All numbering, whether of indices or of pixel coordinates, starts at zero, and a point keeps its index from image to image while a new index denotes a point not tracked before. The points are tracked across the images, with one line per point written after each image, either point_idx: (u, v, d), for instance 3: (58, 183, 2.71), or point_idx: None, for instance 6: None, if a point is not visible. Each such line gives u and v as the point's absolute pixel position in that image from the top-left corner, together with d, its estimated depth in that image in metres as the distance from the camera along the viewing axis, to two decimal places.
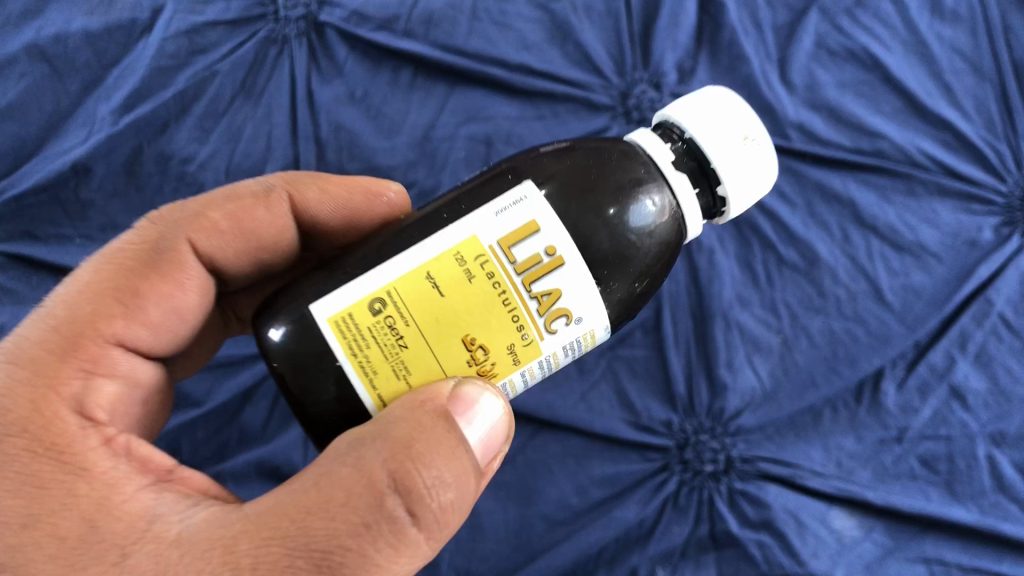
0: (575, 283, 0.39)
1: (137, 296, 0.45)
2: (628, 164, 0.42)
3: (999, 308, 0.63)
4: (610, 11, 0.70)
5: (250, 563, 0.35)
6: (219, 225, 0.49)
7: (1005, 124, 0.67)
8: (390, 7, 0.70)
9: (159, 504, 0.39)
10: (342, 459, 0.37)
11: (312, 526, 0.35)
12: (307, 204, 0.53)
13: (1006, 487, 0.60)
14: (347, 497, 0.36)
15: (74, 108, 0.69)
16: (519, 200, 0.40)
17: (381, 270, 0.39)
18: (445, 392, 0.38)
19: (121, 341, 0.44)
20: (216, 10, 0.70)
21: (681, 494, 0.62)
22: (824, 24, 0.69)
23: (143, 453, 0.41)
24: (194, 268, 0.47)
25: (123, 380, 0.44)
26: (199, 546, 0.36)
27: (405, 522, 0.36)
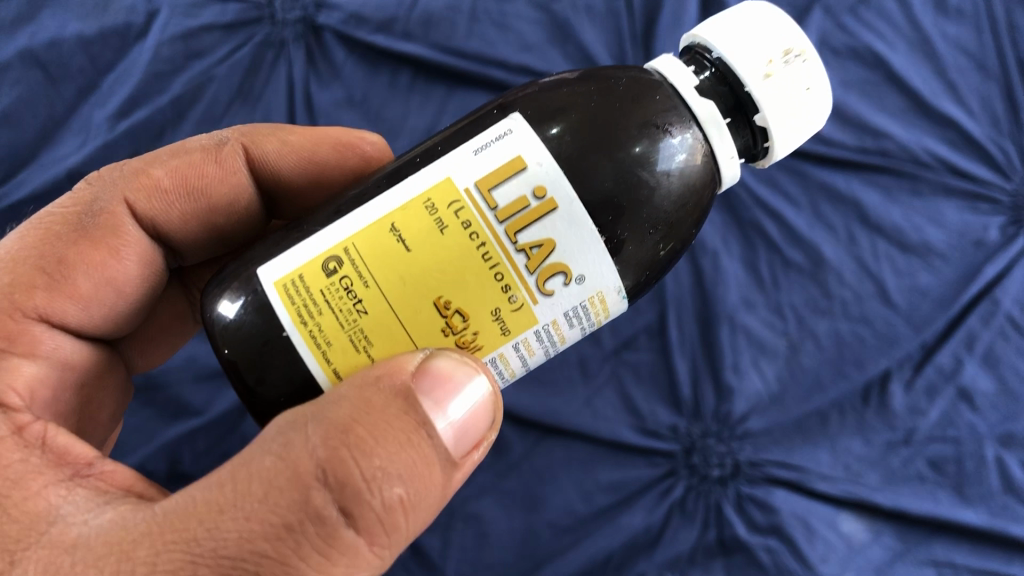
0: (570, 234, 0.34)
1: (64, 267, 0.44)
2: (642, 91, 0.36)
3: (1006, 308, 0.63)
4: (610, 11, 0.69)
5: (148, 570, 0.31)
6: (161, 184, 0.48)
7: (1011, 122, 0.66)
8: (387, 8, 0.69)
9: (66, 504, 0.35)
10: (267, 449, 0.32)
11: (223, 529, 0.31)
12: (265, 156, 0.51)
13: (1015, 488, 0.60)
14: (267, 494, 0.31)
15: (69, 115, 0.68)
16: (503, 135, 0.34)
17: (342, 224, 0.35)
18: (410, 367, 0.33)
19: (46, 317, 0.43)
20: (211, 14, 0.69)
21: (687, 500, 0.62)
22: (828, 23, 0.69)
23: (60, 445, 0.37)
24: (131, 235, 0.47)
25: (48, 361, 0.43)
26: (96, 551, 0.32)
27: (337, 523, 0.31)
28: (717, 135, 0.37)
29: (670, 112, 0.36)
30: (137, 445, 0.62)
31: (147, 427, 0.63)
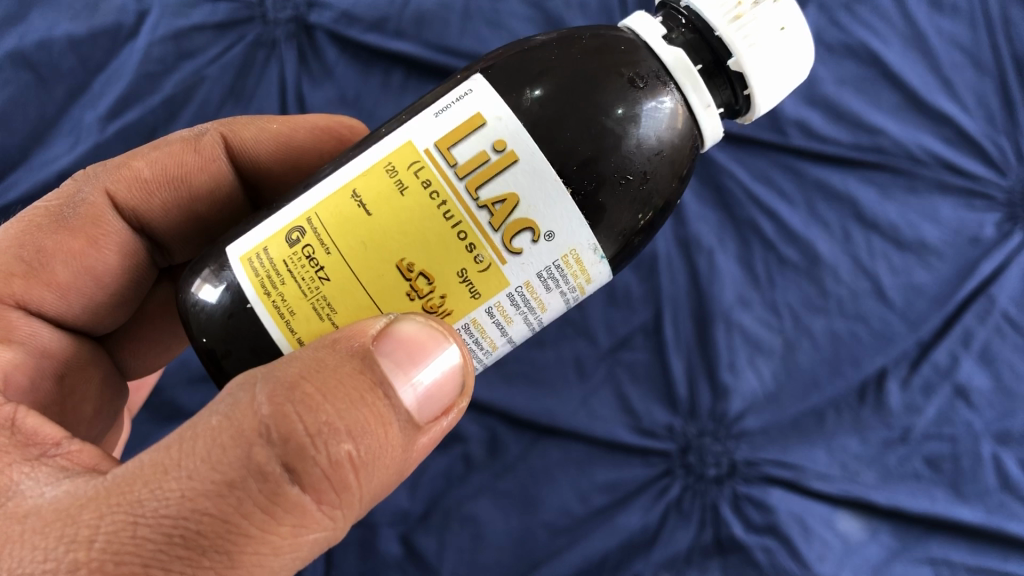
0: (533, 187, 0.32)
1: (42, 255, 0.44)
2: (608, 45, 0.35)
3: (1002, 305, 0.63)
4: (603, 8, 0.69)
5: (91, 533, 0.30)
6: (142, 173, 0.48)
7: (1006, 118, 0.66)
8: (380, 7, 0.69)
9: (27, 479, 0.33)
10: (215, 409, 0.31)
11: (165, 488, 0.30)
12: (244, 143, 0.51)
13: (1012, 485, 0.60)
14: (210, 453, 0.30)
15: (59, 116, 0.67)
16: (463, 95, 0.34)
17: (310, 195, 0.35)
18: (373, 330, 0.32)
19: (21, 304, 0.43)
20: (202, 13, 0.69)
21: (683, 500, 0.61)
22: (822, 19, 0.68)
23: (29, 427, 0.36)
24: (112, 225, 0.47)
25: (23, 347, 0.42)
26: (44, 518, 0.31)
27: (281, 480, 0.30)
28: (686, 83, 0.35)
29: (638, 66, 0.35)
30: (131, 448, 0.62)
31: (141, 429, 0.63)
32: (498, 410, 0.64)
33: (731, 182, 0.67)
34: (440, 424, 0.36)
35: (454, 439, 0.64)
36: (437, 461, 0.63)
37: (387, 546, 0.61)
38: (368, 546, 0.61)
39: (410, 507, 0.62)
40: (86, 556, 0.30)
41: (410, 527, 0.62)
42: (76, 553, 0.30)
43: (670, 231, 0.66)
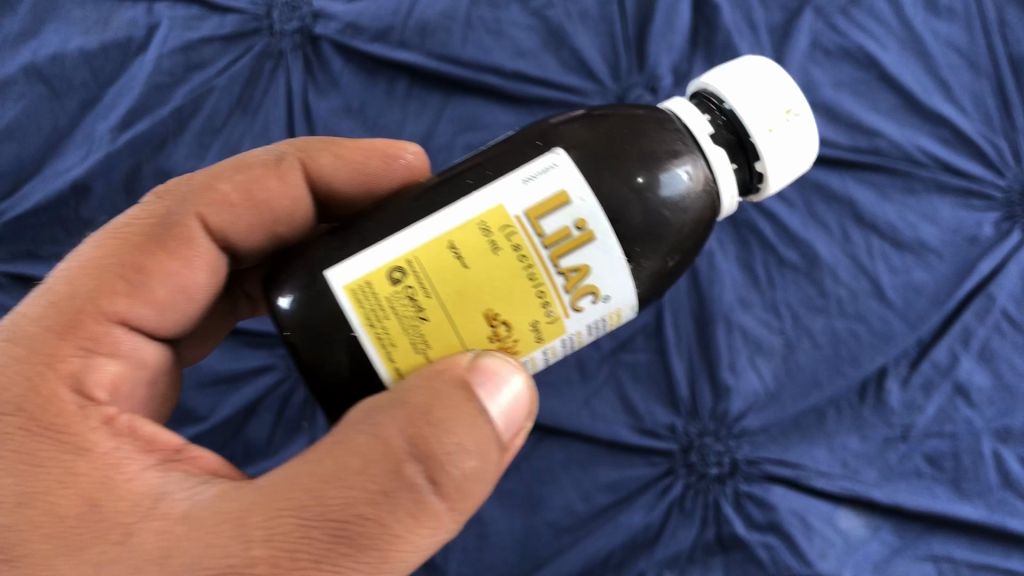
0: (603, 261, 0.37)
1: (141, 274, 0.43)
2: (665, 135, 0.40)
3: (1002, 303, 0.63)
4: (604, 15, 0.70)
5: (262, 536, 0.33)
6: (229, 198, 0.47)
7: (1003, 119, 0.67)
8: (383, 17, 0.70)
9: (165, 482, 0.37)
10: (358, 428, 0.35)
11: (328, 496, 0.34)
12: (321, 169, 0.51)
13: (1012, 482, 0.60)
14: (364, 466, 0.34)
15: (73, 127, 0.69)
16: (549, 169, 0.38)
17: (403, 237, 0.37)
18: (464, 363, 0.36)
19: (124, 320, 0.43)
20: (211, 26, 0.70)
21: (686, 498, 0.62)
22: (819, 24, 0.69)
23: (149, 432, 0.39)
24: (203, 246, 0.46)
25: (128, 360, 0.42)
26: (208, 521, 0.34)
27: (426, 490, 0.34)
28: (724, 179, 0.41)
29: (686, 157, 0.40)
30: None
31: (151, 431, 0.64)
32: None
33: None
34: (521, 441, 0.40)
35: None
36: None
37: None
38: None
39: None
40: (262, 552, 0.33)
41: None
42: (252, 550, 0.33)
43: None
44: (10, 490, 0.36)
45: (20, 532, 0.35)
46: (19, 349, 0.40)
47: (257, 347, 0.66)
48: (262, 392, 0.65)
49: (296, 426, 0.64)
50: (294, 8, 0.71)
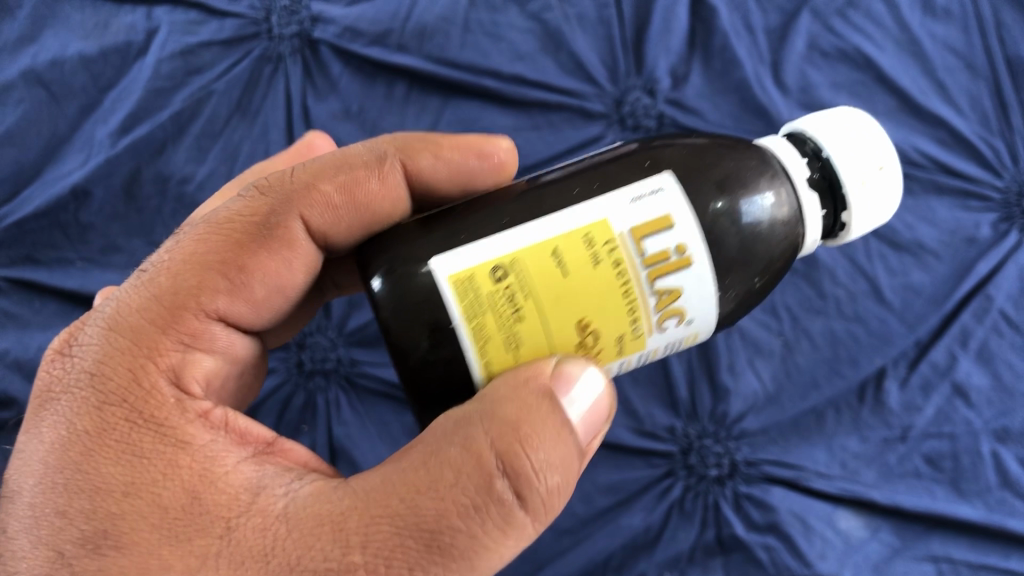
0: (694, 287, 0.38)
1: (243, 272, 0.42)
2: (759, 165, 0.42)
3: (999, 304, 0.63)
4: (602, 18, 0.70)
5: (359, 542, 0.34)
6: (332, 200, 0.45)
7: (1001, 120, 0.67)
8: (382, 22, 0.70)
9: (263, 477, 0.38)
10: (449, 439, 0.35)
11: (422, 505, 0.34)
12: (421, 173, 0.48)
13: (1011, 482, 0.60)
14: (457, 478, 0.34)
15: (72, 132, 0.69)
16: (656, 191, 0.38)
17: (510, 236, 0.37)
18: (548, 371, 0.35)
19: (221, 316, 0.43)
20: (209, 30, 0.71)
21: (686, 500, 0.62)
22: (817, 25, 0.70)
23: (242, 425, 0.40)
24: (303, 247, 0.44)
25: (222, 355, 0.43)
26: (306, 523, 0.35)
27: (514, 505, 0.34)
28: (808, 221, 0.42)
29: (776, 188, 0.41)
30: None
31: None
32: None
33: None
34: (591, 446, 0.40)
35: None
36: None
37: None
38: None
39: None
40: (360, 559, 0.34)
41: None
42: (350, 556, 0.34)
43: None
44: (115, 480, 0.36)
45: (118, 516, 0.35)
46: (122, 342, 0.40)
47: None
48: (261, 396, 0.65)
49: (298, 429, 0.65)
50: (293, 12, 0.71)
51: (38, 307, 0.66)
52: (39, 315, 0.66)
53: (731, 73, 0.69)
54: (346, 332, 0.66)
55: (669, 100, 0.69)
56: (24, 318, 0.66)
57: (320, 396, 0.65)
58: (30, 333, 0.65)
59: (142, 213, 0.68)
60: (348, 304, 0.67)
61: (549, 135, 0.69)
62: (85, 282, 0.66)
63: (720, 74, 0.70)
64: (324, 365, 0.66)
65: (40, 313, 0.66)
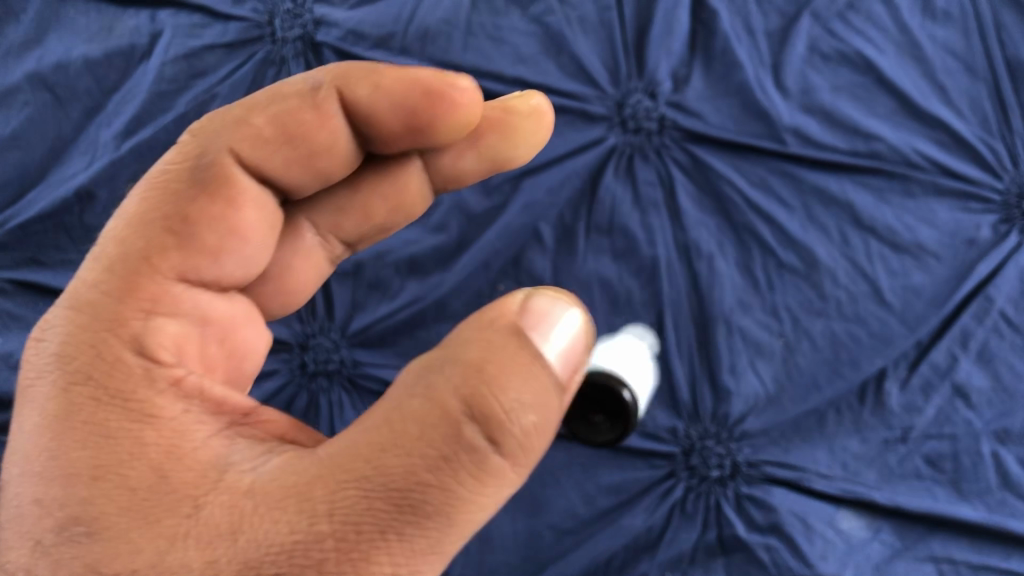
0: None
1: (189, 224, 0.42)
2: None
3: (1000, 305, 0.64)
4: (603, 22, 0.71)
5: (327, 509, 0.33)
6: (264, 133, 0.45)
7: (1000, 123, 0.67)
8: (385, 25, 0.71)
9: (233, 452, 0.37)
10: (413, 392, 0.34)
11: (388, 463, 0.33)
12: (359, 102, 0.46)
13: (1012, 483, 0.60)
14: (421, 431, 0.33)
15: (76, 135, 0.70)
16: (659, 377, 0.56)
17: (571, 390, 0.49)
18: (514, 309, 0.35)
19: (183, 277, 0.42)
20: (212, 34, 0.71)
21: (687, 500, 0.63)
22: (817, 28, 0.70)
23: (217, 395, 0.39)
24: (244, 185, 0.44)
25: (190, 317, 0.42)
26: (273, 496, 0.34)
27: (487, 451, 0.33)
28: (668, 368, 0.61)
29: None
30: None
31: None
32: None
33: (729, 188, 0.67)
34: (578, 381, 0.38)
35: None
36: None
37: None
38: None
39: None
40: (329, 527, 0.33)
41: None
42: (319, 525, 0.33)
43: (670, 237, 0.67)
44: (83, 462, 0.36)
45: (88, 502, 0.35)
46: (81, 317, 0.39)
47: None
48: (266, 397, 0.66)
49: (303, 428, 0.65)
50: (296, 15, 0.71)
51: (43, 309, 0.67)
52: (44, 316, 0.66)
53: (732, 76, 0.69)
54: (348, 334, 0.66)
55: (670, 103, 0.70)
56: (29, 319, 0.67)
57: (323, 397, 0.66)
58: None
59: None
60: (350, 305, 0.67)
61: (551, 138, 0.69)
62: None
63: (721, 77, 0.70)
64: (327, 367, 0.66)
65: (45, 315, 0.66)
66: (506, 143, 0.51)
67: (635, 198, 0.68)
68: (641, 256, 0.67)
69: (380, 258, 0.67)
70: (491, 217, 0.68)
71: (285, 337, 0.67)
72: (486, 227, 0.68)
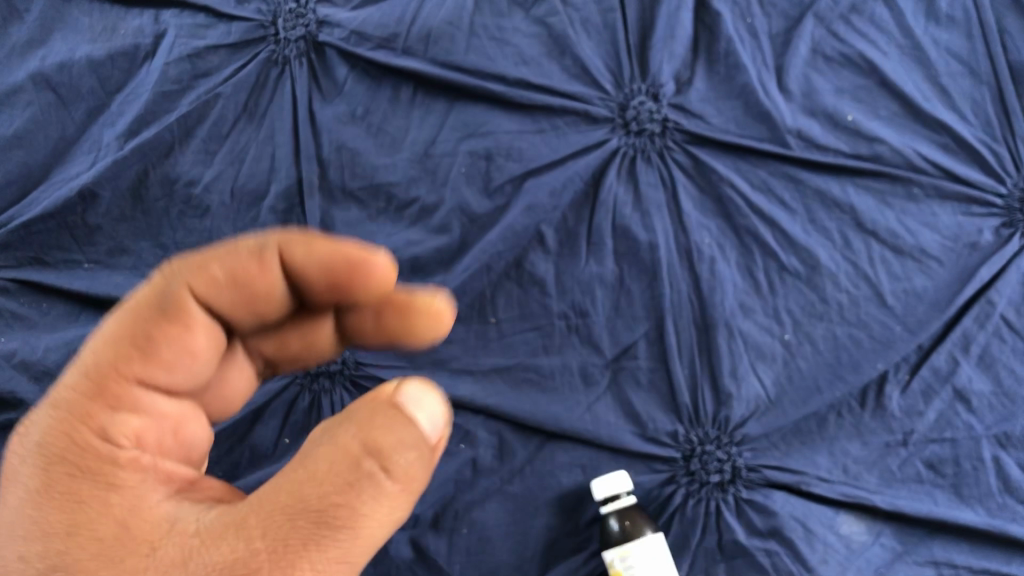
0: None
1: (150, 343, 0.41)
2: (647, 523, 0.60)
3: (1001, 308, 0.64)
4: (607, 24, 0.71)
5: (260, 539, 0.36)
6: (219, 280, 0.43)
7: (1003, 126, 0.67)
8: (388, 26, 0.71)
9: (181, 509, 0.38)
10: (317, 445, 0.38)
11: (304, 491, 0.36)
12: (298, 263, 0.44)
13: (1012, 488, 0.61)
14: (328, 468, 0.37)
15: (80, 135, 0.70)
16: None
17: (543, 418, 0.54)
18: (390, 389, 0.40)
19: (144, 386, 0.42)
20: (216, 34, 0.71)
21: (687, 505, 0.62)
22: (820, 30, 0.70)
23: (168, 466, 0.41)
24: (198, 323, 0.43)
25: (152, 420, 0.42)
26: (215, 535, 0.37)
27: (384, 477, 0.37)
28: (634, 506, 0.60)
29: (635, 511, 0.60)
30: None
31: None
32: (505, 414, 0.63)
33: (730, 190, 0.67)
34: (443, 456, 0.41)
35: (464, 443, 0.64)
36: (446, 465, 0.64)
37: (398, 549, 0.62)
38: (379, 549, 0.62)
39: (421, 510, 0.63)
40: (260, 545, 0.36)
41: (420, 530, 0.62)
42: (253, 545, 0.36)
43: (672, 240, 0.67)
44: (55, 523, 0.37)
45: (61, 554, 0.37)
46: (54, 412, 0.40)
47: None
48: (269, 397, 0.65)
49: (305, 428, 0.65)
50: (300, 15, 0.71)
51: (46, 309, 0.67)
52: (47, 316, 0.67)
53: (735, 78, 0.70)
54: None
55: (671, 105, 0.70)
56: (33, 320, 0.67)
57: (325, 399, 0.65)
58: (39, 333, 0.66)
59: (148, 215, 0.68)
60: None
61: (554, 139, 0.69)
62: (91, 283, 0.66)
63: (724, 80, 0.70)
64: (329, 367, 0.65)
65: (48, 315, 0.67)
66: (406, 328, 0.48)
67: (637, 201, 0.68)
68: (643, 259, 0.66)
69: None
70: (493, 219, 0.68)
71: None
72: (488, 228, 0.68)
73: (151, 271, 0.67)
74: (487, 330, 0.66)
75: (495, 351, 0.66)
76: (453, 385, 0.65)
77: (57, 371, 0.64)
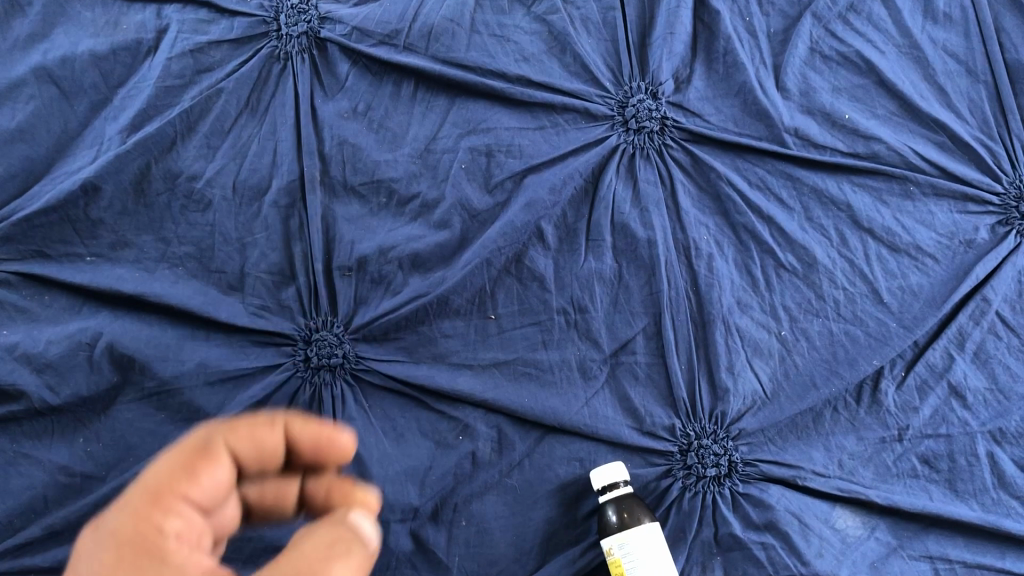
0: None
1: (193, 471, 0.44)
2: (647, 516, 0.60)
3: (996, 305, 0.66)
4: (607, 22, 0.72)
5: None
6: (239, 437, 0.47)
7: (1000, 125, 0.70)
8: (390, 22, 0.71)
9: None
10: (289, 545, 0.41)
11: (292, 558, 0.39)
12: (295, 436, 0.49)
13: (1007, 483, 0.62)
14: (308, 545, 0.40)
15: (83, 129, 0.70)
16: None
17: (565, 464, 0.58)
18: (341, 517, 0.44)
19: (189, 504, 0.43)
20: (219, 29, 0.72)
21: (685, 498, 0.62)
22: (818, 28, 0.71)
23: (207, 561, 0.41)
24: (225, 468, 0.45)
25: (195, 540, 0.41)
26: None
27: (349, 550, 0.40)
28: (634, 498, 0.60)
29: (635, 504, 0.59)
30: (152, 448, 0.62)
31: (158, 430, 0.63)
32: (503, 408, 0.63)
33: (728, 187, 0.68)
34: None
35: (463, 436, 0.63)
36: (446, 457, 0.63)
37: (398, 540, 0.61)
38: (379, 541, 0.61)
39: (421, 502, 0.62)
40: None
41: (420, 523, 0.62)
42: None
43: (671, 237, 0.67)
44: None
45: None
46: (115, 516, 0.40)
47: (265, 345, 0.66)
48: (270, 391, 0.64)
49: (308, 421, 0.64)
50: (302, 11, 0.72)
51: (49, 302, 0.66)
52: (50, 310, 0.65)
53: (733, 77, 0.70)
54: (352, 328, 0.66)
55: (670, 103, 0.70)
56: (34, 313, 0.65)
57: (327, 391, 0.65)
58: (42, 328, 0.65)
59: (151, 209, 0.68)
60: (354, 300, 0.67)
61: (554, 136, 0.70)
62: (95, 277, 0.65)
63: (722, 78, 0.71)
64: (330, 361, 0.65)
65: (51, 308, 0.66)
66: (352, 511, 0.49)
67: (636, 198, 0.68)
68: (641, 255, 0.67)
69: (384, 253, 0.67)
70: (494, 215, 0.68)
71: (288, 331, 0.65)
72: (489, 224, 0.68)
73: (154, 266, 0.66)
74: (487, 325, 0.66)
75: (495, 345, 0.65)
76: (452, 379, 0.64)
77: (59, 364, 0.63)
